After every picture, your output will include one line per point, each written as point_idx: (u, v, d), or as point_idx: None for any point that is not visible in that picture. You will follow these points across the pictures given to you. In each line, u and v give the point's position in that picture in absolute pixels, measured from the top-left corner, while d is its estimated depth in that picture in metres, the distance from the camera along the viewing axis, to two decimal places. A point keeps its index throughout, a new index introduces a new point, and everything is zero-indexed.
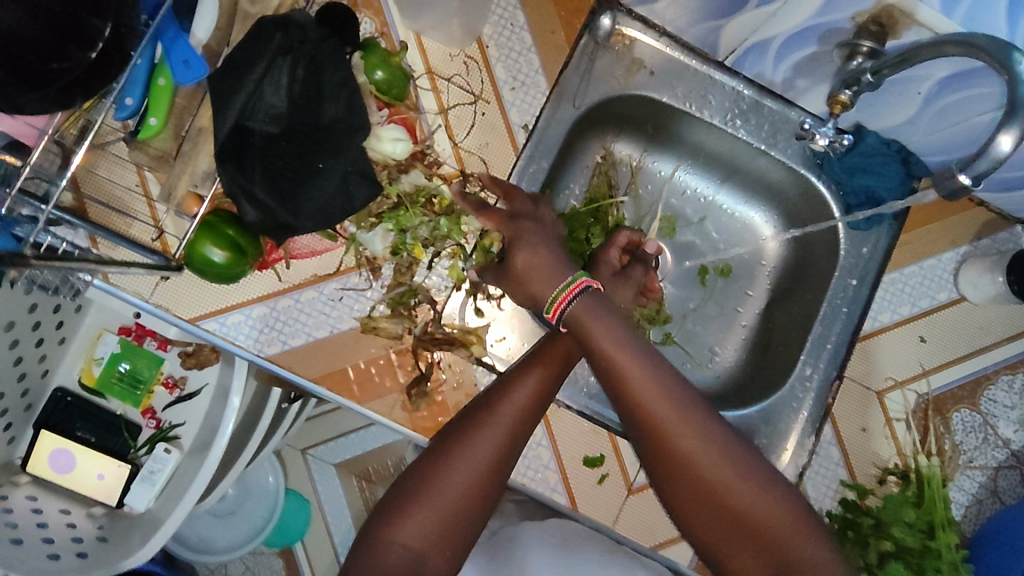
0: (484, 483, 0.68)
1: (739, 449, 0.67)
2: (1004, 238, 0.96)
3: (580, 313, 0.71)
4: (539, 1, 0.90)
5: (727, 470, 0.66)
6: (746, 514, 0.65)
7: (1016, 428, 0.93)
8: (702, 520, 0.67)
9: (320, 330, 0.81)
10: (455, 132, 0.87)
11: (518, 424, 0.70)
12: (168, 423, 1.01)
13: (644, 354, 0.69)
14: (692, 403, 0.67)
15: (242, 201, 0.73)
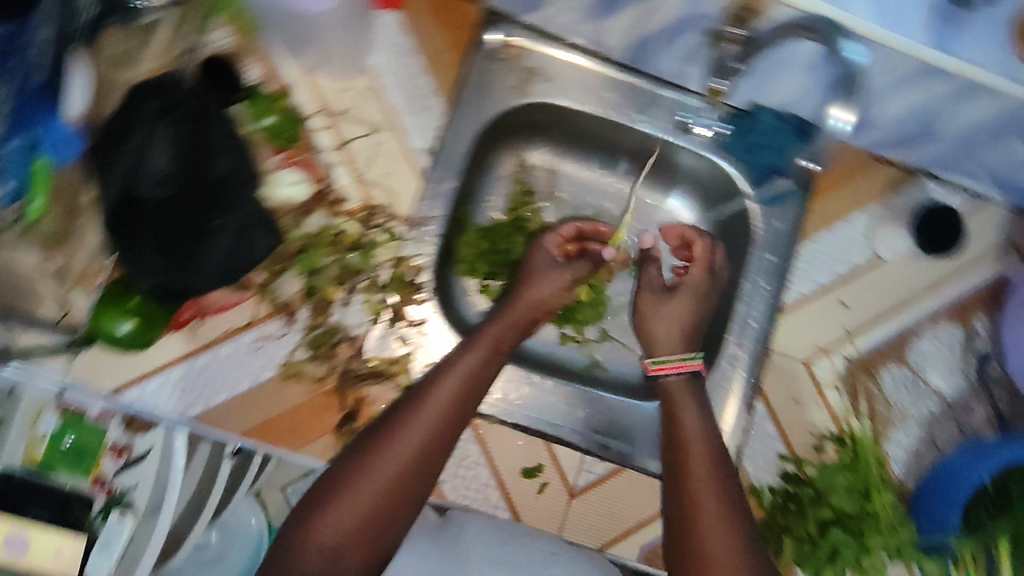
0: (418, 468, 0.72)
1: (743, 529, 0.74)
2: (914, 192, 0.97)
3: (676, 386, 0.84)
4: (423, 23, 0.90)
5: (727, 542, 0.72)
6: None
7: (944, 376, 0.96)
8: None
9: (242, 383, 0.83)
10: (356, 166, 0.87)
11: (452, 408, 0.76)
12: (120, 489, 0.81)
13: (703, 423, 0.81)
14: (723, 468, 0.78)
15: (142, 272, 0.73)
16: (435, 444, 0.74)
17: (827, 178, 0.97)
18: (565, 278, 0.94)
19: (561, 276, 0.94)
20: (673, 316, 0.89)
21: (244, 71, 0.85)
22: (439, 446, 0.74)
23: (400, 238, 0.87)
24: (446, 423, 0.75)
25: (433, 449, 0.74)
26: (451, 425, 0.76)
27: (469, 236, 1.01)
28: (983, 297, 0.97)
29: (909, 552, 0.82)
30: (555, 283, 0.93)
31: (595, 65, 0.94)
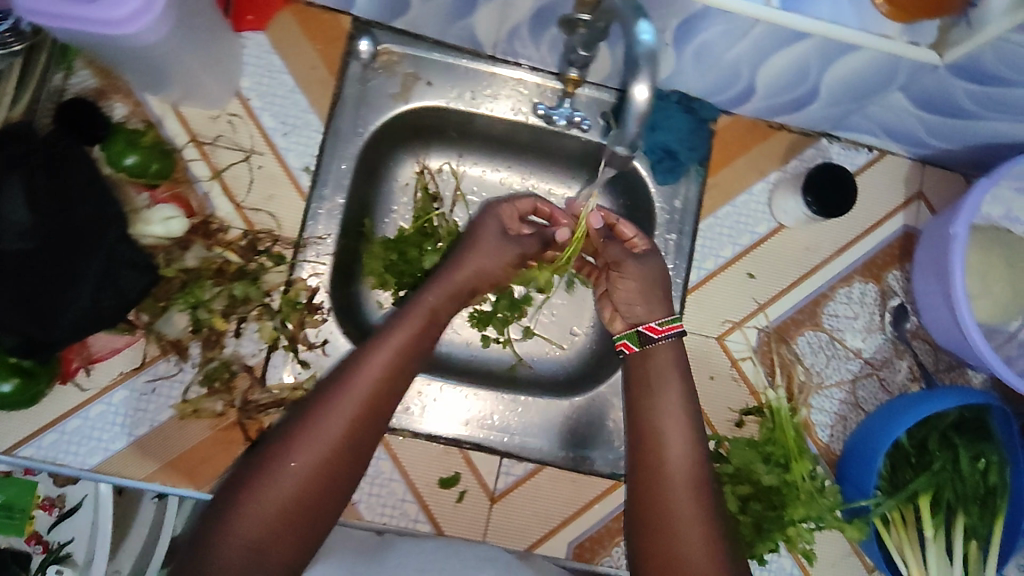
0: (343, 452, 0.68)
1: (715, 503, 0.72)
2: (813, 154, 0.95)
3: (654, 353, 0.80)
4: (291, 40, 0.89)
5: (697, 515, 0.71)
6: (689, 561, 0.68)
7: (863, 337, 0.94)
8: (653, 548, 0.71)
9: (139, 427, 0.83)
10: (235, 193, 0.86)
11: (381, 387, 0.71)
12: (56, 544, 0.80)
13: (680, 399, 0.78)
14: (698, 443, 0.76)
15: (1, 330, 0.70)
16: (361, 425, 0.69)
17: (724, 150, 0.95)
18: (513, 253, 0.85)
19: (507, 252, 0.85)
20: (637, 282, 0.84)
21: (109, 109, 0.83)
22: (366, 429, 0.69)
23: (289, 262, 0.86)
24: (374, 404, 0.70)
25: (358, 431, 0.69)
26: (380, 405, 0.71)
27: (375, 248, 0.94)
28: (894, 252, 0.96)
29: (831, 519, 0.81)
30: (505, 257, 0.85)
31: (474, 63, 0.92)
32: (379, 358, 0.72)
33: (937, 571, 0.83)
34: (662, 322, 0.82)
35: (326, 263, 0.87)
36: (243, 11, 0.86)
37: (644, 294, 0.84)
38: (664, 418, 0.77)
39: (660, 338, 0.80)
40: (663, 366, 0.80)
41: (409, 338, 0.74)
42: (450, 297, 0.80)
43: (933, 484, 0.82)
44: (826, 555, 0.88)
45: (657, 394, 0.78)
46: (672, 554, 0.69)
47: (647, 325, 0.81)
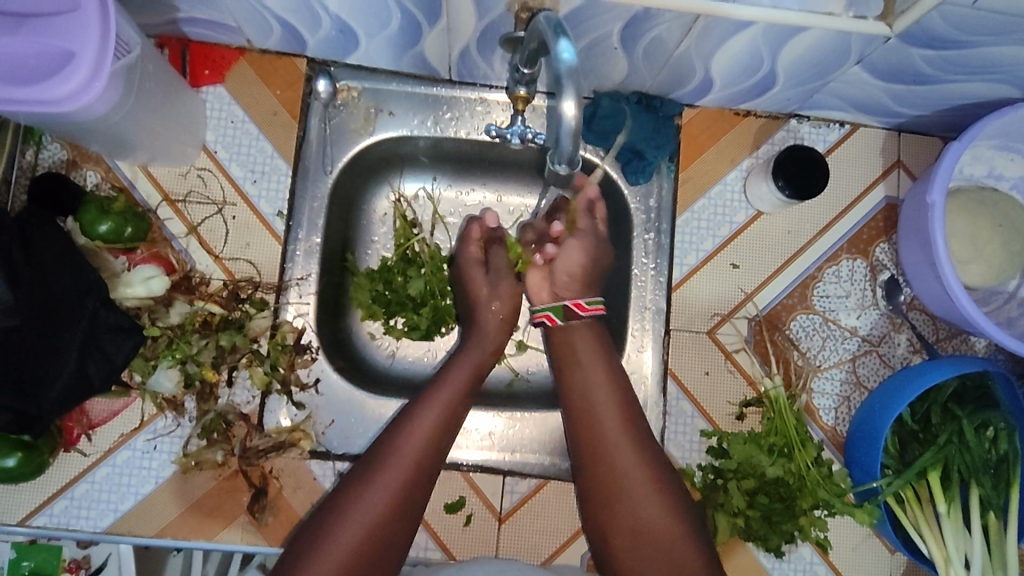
0: (401, 503, 0.73)
1: (659, 469, 0.77)
2: (783, 137, 0.94)
3: (580, 333, 0.83)
4: (250, 89, 0.90)
5: (645, 481, 0.76)
6: (646, 530, 0.74)
7: (857, 313, 0.92)
8: (615, 525, 0.75)
9: (145, 485, 0.83)
10: (212, 245, 0.87)
11: (436, 439, 0.77)
12: None
13: (601, 377, 0.81)
14: (629, 413, 0.80)
15: None
16: (417, 475, 0.74)
17: (692, 142, 0.94)
18: (505, 281, 0.89)
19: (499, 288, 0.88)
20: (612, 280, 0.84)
21: (81, 178, 0.86)
22: (416, 489, 0.74)
23: (273, 306, 0.87)
24: (428, 456, 0.76)
25: (418, 481, 0.74)
26: (433, 456, 0.76)
27: (359, 279, 0.94)
28: (878, 225, 0.94)
29: (841, 504, 0.81)
30: (482, 285, 0.89)
31: (431, 88, 0.92)
32: (433, 411, 0.78)
33: (956, 548, 0.80)
34: (589, 301, 0.83)
35: (310, 303, 0.88)
36: (200, 67, 0.89)
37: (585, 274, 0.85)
38: (592, 399, 0.80)
39: (582, 315, 0.83)
40: (582, 352, 0.82)
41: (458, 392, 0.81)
42: (486, 354, 0.85)
43: (942, 458, 0.80)
44: (843, 541, 0.87)
45: (585, 381, 0.81)
46: (634, 524, 0.75)
47: (573, 301, 0.83)
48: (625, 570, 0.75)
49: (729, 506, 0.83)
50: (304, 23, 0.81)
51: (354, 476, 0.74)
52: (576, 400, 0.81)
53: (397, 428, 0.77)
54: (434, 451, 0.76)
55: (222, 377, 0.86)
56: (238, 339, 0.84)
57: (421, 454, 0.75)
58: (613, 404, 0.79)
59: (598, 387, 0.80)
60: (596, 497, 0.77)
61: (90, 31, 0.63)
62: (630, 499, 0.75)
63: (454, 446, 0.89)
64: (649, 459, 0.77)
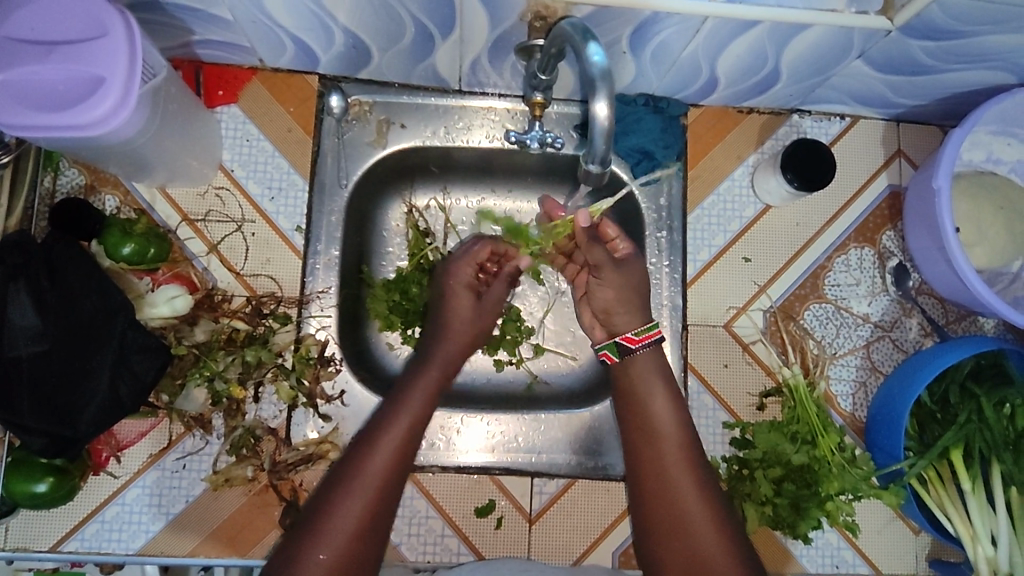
0: (374, 523, 0.69)
1: (717, 497, 0.74)
2: (786, 132, 0.97)
3: (643, 358, 0.82)
4: (264, 108, 0.92)
5: (701, 507, 0.73)
6: (703, 557, 0.70)
7: (869, 300, 0.94)
8: (667, 543, 0.73)
9: (176, 505, 0.83)
10: (233, 262, 0.88)
11: (401, 454, 0.73)
12: None
13: (663, 401, 0.79)
14: (689, 437, 0.78)
15: (22, 435, 0.72)
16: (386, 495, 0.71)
17: (698, 141, 0.96)
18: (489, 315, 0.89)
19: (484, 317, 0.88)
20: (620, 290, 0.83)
21: (101, 202, 0.87)
22: (391, 495, 0.71)
23: (296, 321, 0.88)
24: (397, 471, 0.72)
25: (385, 498, 0.71)
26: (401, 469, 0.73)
27: (377, 290, 0.95)
28: (884, 213, 0.96)
29: (867, 488, 0.82)
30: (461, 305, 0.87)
31: (442, 99, 0.94)
32: (402, 425, 0.74)
33: (982, 524, 0.82)
34: (637, 332, 0.82)
35: (331, 315, 0.89)
36: (214, 88, 0.91)
37: (623, 300, 0.83)
38: (651, 421, 0.79)
39: (637, 347, 0.82)
40: (644, 373, 0.81)
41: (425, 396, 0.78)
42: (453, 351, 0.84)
43: (962, 437, 0.82)
44: (869, 524, 0.89)
45: (647, 398, 0.80)
46: (688, 550, 0.71)
47: (624, 336, 0.82)
48: None
49: (757, 495, 0.84)
50: (317, 41, 0.83)
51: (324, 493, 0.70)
52: (637, 422, 0.79)
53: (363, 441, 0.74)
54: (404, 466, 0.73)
55: (248, 393, 0.86)
56: (264, 353, 0.85)
57: (394, 465, 0.72)
58: (673, 431, 0.78)
59: (659, 410, 0.79)
60: (653, 519, 0.74)
61: (119, 57, 0.64)
62: (683, 519, 0.72)
63: (469, 449, 0.90)
64: (705, 482, 0.75)
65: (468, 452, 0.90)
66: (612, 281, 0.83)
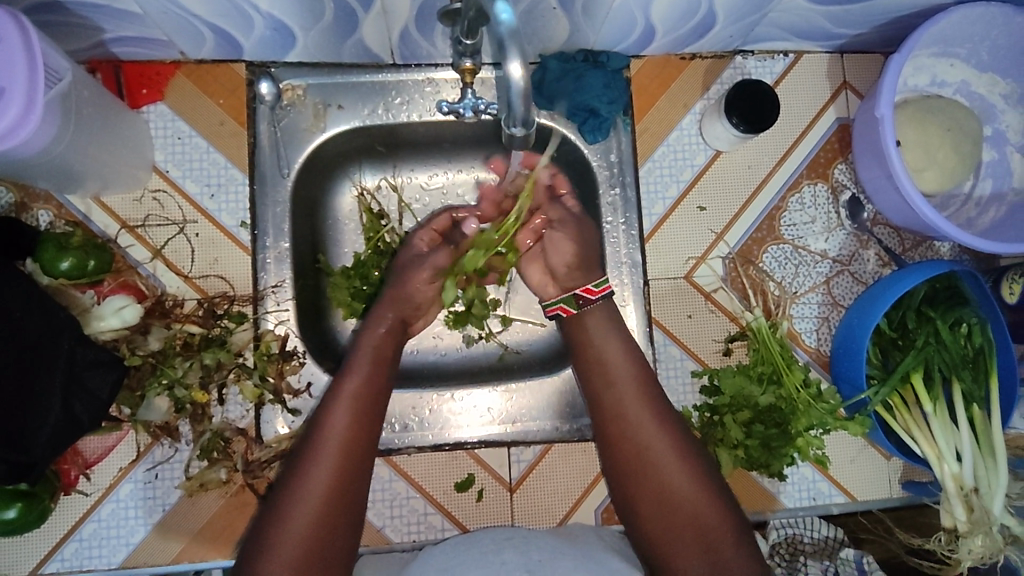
0: (356, 459, 0.71)
1: (683, 438, 0.75)
2: (731, 74, 0.95)
3: (598, 310, 0.83)
4: (193, 103, 0.89)
5: (668, 448, 0.74)
6: (674, 494, 0.71)
7: (825, 237, 0.94)
8: (638, 485, 0.73)
9: (153, 514, 0.83)
10: (180, 266, 0.87)
11: (371, 397, 0.76)
12: None
13: (617, 348, 0.80)
14: (647, 383, 0.78)
15: None
16: (347, 477, 0.70)
17: (643, 92, 0.95)
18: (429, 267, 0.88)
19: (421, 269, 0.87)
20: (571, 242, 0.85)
21: (34, 219, 0.84)
22: (369, 432, 0.74)
23: (252, 318, 0.86)
24: (354, 449, 0.72)
25: (351, 469, 0.71)
26: (360, 447, 0.72)
27: (336, 278, 0.94)
28: (834, 146, 0.96)
29: (833, 420, 0.83)
30: (419, 276, 0.87)
31: (376, 76, 0.91)
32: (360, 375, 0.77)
33: (946, 443, 0.83)
34: (596, 284, 0.84)
35: (288, 309, 0.87)
36: (137, 87, 0.88)
37: (580, 258, 0.85)
38: (606, 371, 0.78)
39: (596, 298, 0.83)
40: (593, 328, 0.82)
41: (368, 371, 0.77)
42: (387, 332, 0.83)
43: (922, 360, 0.83)
44: (840, 455, 0.91)
45: (600, 350, 0.80)
46: (661, 491, 0.72)
47: (582, 288, 0.84)
48: (655, 541, 0.71)
49: (728, 440, 0.85)
50: (236, 27, 0.79)
51: (279, 487, 0.70)
52: (595, 372, 0.79)
53: (314, 428, 0.73)
54: (363, 440, 0.73)
55: (212, 396, 0.85)
56: (222, 355, 0.83)
57: (365, 406, 0.74)
58: (631, 379, 0.78)
59: (614, 360, 0.79)
60: (627, 470, 0.74)
61: (17, 63, 0.61)
62: (651, 461, 0.73)
63: (457, 425, 0.89)
64: (668, 424, 0.75)
65: (443, 430, 0.89)
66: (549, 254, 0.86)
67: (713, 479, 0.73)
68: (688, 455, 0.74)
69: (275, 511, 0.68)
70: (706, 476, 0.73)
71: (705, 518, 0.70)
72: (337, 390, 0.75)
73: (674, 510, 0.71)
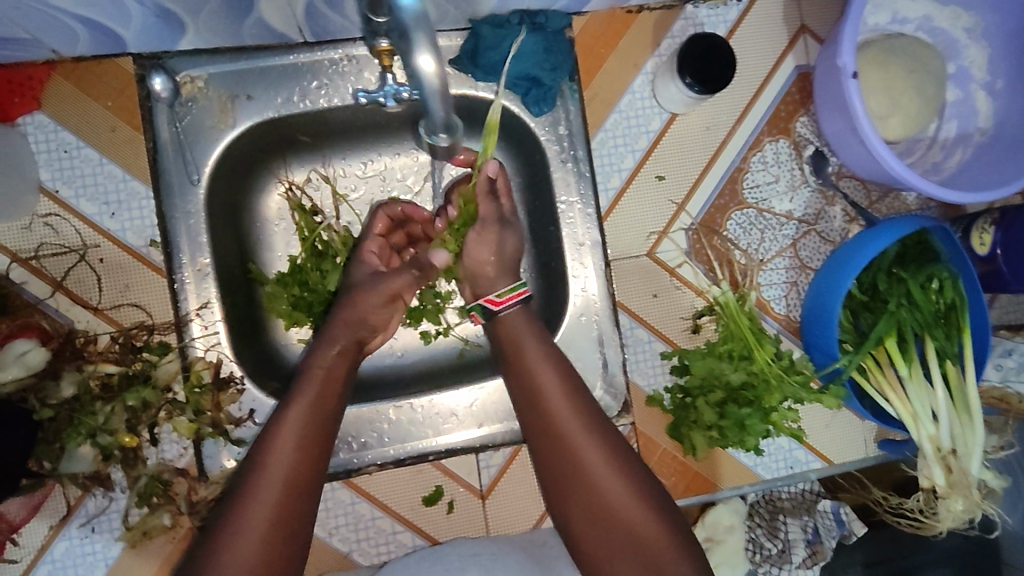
0: (304, 477, 0.66)
1: (616, 448, 0.72)
2: (682, 26, 0.87)
3: (511, 318, 0.77)
4: (78, 109, 0.77)
5: (602, 461, 0.70)
6: (611, 508, 0.69)
7: (790, 197, 0.89)
8: (573, 501, 0.71)
9: (95, 571, 0.76)
10: (86, 298, 0.77)
11: (320, 406, 0.70)
12: None
13: (546, 358, 0.75)
14: (577, 392, 0.74)
15: None
16: (289, 514, 0.64)
17: (589, 54, 0.86)
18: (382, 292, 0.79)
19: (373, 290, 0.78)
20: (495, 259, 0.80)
21: None
22: (319, 449, 0.68)
23: (178, 347, 0.78)
24: (301, 480, 0.66)
25: (299, 489, 0.65)
26: (312, 464, 0.67)
27: (272, 289, 0.86)
28: (795, 98, 0.89)
29: (807, 394, 0.80)
30: (372, 292, 0.78)
31: (287, 58, 0.80)
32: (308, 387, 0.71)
33: (921, 405, 0.80)
34: (500, 293, 0.77)
35: (220, 331, 0.79)
36: (7, 96, 0.75)
37: (500, 262, 0.78)
38: (536, 382, 0.74)
39: (500, 309, 0.77)
40: (520, 334, 0.77)
41: (317, 392, 0.71)
42: (341, 352, 0.74)
43: (894, 324, 0.79)
44: (815, 422, 0.89)
45: (529, 360, 0.75)
46: (595, 505, 0.69)
47: (487, 298, 0.78)
48: (591, 555, 0.70)
49: (702, 422, 0.81)
50: (109, 17, 0.67)
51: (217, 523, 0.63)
52: (523, 386, 0.75)
53: (256, 455, 0.67)
54: (312, 457, 0.67)
55: (144, 438, 0.77)
56: (147, 393, 0.75)
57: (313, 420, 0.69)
58: (561, 389, 0.73)
59: (544, 370, 0.74)
60: (561, 486, 0.71)
61: None
62: (583, 475, 0.70)
63: (456, 427, 0.84)
64: (601, 434, 0.72)
65: (405, 442, 0.83)
66: (489, 239, 0.78)
67: (648, 487, 0.71)
68: (624, 465, 0.71)
69: (202, 571, 0.60)
70: (642, 486, 0.70)
71: (641, 529, 0.68)
72: (276, 430, 0.68)
73: (609, 525, 0.69)
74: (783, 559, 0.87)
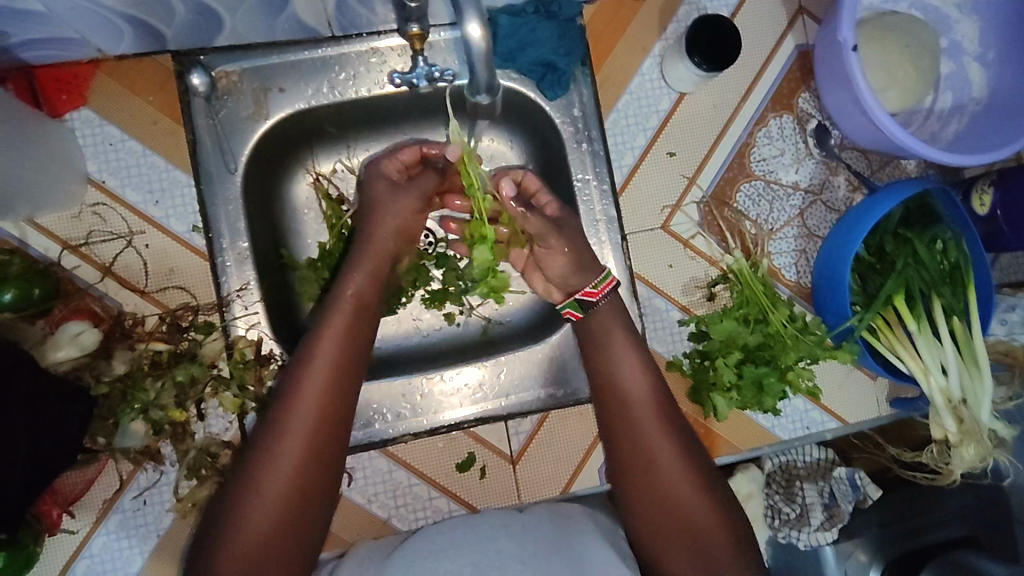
0: (326, 428, 0.68)
1: (685, 438, 0.75)
2: (686, 11, 0.91)
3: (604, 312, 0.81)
4: (121, 106, 0.82)
5: (669, 449, 0.74)
6: (670, 492, 0.72)
7: (795, 168, 0.93)
8: (635, 482, 0.74)
9: (148, 541, 0.80)
10: (134, 282, 0.82)
11: (343, 359, 0.71)
12: None
13: (631, 351, 0.79)
14: (655, 386, 0.77)
15: None
16: (313, 465, 0.66)
17: (598, 41, 0.91)
18: (414, 197, 0.82)
19: (407, 199, 0.82)
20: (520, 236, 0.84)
21: None
22: (342, 402, 0.69)
23: (221, 326, 0.82)
24: (324, 432, 0.67)
25: (321, 440, 0.67)
26: (334, 416, 0.68)
27: (304, 273, 0.90)
28: (796, 75, 0.94)
29: (822, 351, 0.83)
30: (407, 204, 0.82)
31: (315, 52, 0.85)
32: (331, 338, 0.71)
33: (932, 358, 0.84)
34: (597, 283, 0.81)
35: (257, 312, 0.83)
36: (55, 93, 0.80)
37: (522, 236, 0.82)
38: (614, 369, 0.78)
39: (599, 299, 0.81)
40: (604, 327, 0.81)
41: (339, 342, 0.71)
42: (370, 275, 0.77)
43: (902, 282, 0.83)
44: (830, 383, 0.92)
45: (612, 351, 0.79)
46: (656, 488, 0.73)
47: (583, 292, 0.82)
48: (645, 535, 0.73)
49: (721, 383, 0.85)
50: (156, 16, 0.72)
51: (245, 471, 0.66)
52: (601, 374, 0.79)
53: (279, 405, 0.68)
54: (335, 411, 0.69)
55: (191, 413, 0.81)
56: (194, 369, 0.80)
57: (335, 369, 0.70)
58: (640, 378, 0.77)
59: (626, 361, 0.78)
60: (627, 468, 0.75)
61: None
62: (649, 460, 0.74)
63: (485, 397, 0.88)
64: (671, 425, 0.75)
65: (437, 413, 0.87)
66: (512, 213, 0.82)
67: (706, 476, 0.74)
68: (689, 454, 0.74)
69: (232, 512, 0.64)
70: (701, 474, 0.73)
71: (693, 513, 0.71)
72: (297, 380, 0.69)
73: (665, 508, 0.72)
74: (802, 521, 0.90)
